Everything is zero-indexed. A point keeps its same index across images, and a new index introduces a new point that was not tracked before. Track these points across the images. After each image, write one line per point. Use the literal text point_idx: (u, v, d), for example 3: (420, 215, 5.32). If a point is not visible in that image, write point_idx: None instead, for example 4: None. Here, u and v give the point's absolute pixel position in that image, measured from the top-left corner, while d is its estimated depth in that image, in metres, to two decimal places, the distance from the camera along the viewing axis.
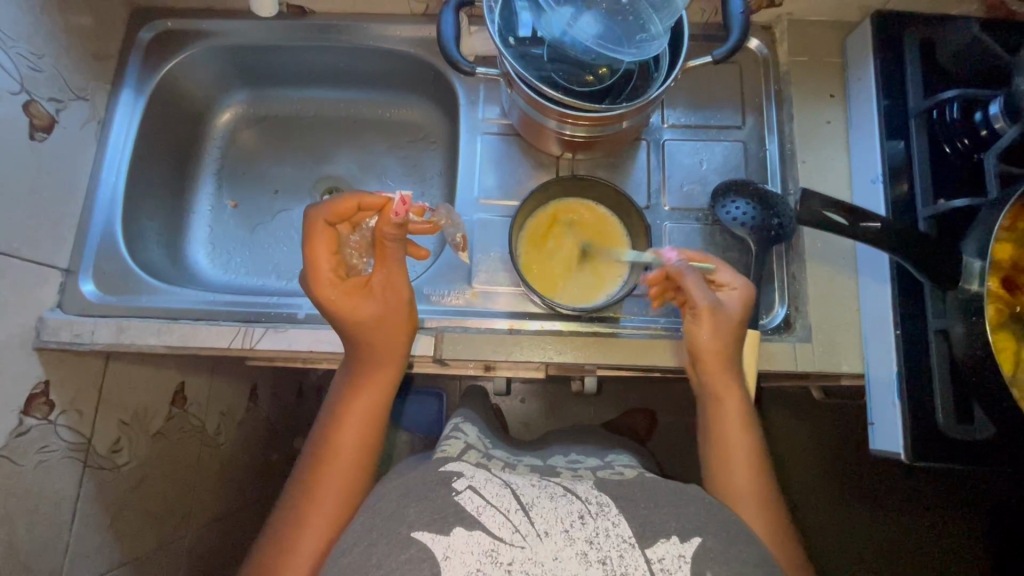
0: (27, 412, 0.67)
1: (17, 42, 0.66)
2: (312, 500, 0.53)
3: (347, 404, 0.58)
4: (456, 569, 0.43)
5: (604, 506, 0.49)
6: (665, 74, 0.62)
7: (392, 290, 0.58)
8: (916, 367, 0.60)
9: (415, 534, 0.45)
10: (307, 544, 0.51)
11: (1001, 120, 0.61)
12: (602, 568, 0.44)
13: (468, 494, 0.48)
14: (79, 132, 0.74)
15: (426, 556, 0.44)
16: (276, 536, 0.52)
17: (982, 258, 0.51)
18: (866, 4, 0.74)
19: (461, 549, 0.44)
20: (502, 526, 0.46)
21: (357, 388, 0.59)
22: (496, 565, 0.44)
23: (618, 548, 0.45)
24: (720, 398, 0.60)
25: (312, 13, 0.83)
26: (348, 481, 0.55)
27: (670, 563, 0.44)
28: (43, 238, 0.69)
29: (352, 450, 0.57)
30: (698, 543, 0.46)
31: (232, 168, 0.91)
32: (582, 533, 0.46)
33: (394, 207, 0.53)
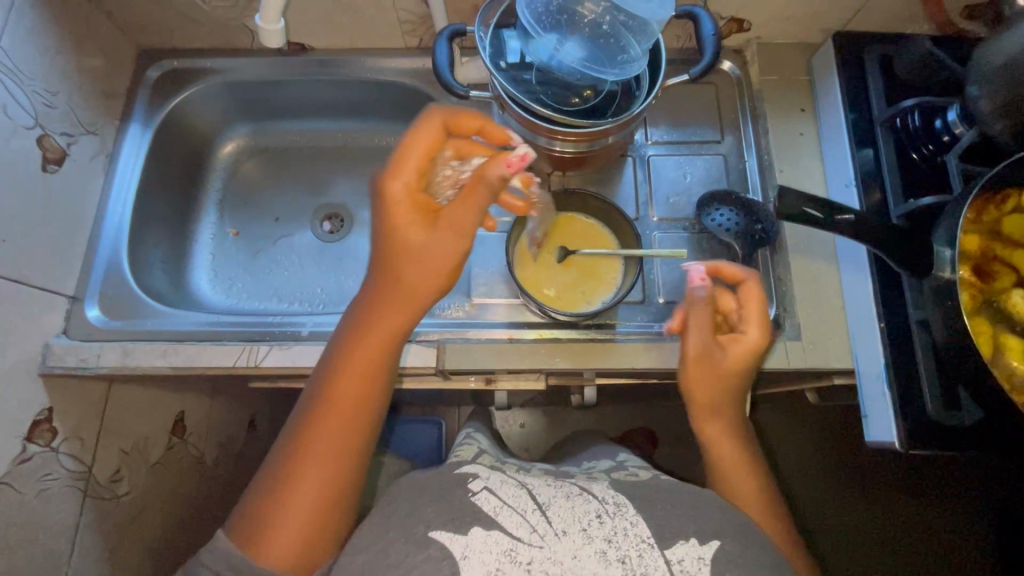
0: (31, 439, 0.67)
1: (35, 80, 0.69)
2: (304, 463, 0.50)
3: (351, 349, 0.54)
4: (475, 568, 0.44)
5: (622, 507, 0.50)
6: (645, 94, 0.68)
7: (457, 233, 0.52)
8: (902, 358, 0.63)
9: (433, 534, 0.46)
10: (297, 508, 0.49)
11: (959, 125, 0.66)
12: (620, 567, 0.45)
13: (485, 494, 0.50)
14: (88, 164, 0.76)
15: (444, 555, 0.45)
16: (263, 497, 0.50)
17: (953, 246, 0.54)
18: (828, 27, 0.80)
19: (479, 549, 0.45)
20: (520, 526, 0.47)
21: (363, 335, 0.54)
22: (515, 564, 0.45)
23: (636, 548, 0.46)
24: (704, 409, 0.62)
25: (311, 50, 0.87)
26: (341, 444, 0.52)
27: (689, 564, 0.46)
28: (52, 266, 0.70)
29: (346, 408, 0.53)
30: (716, 545, 0.47)
31: (234, 198, 0.94)
32: (600, 532, 0.47)
33: (511, 158, 0.51)
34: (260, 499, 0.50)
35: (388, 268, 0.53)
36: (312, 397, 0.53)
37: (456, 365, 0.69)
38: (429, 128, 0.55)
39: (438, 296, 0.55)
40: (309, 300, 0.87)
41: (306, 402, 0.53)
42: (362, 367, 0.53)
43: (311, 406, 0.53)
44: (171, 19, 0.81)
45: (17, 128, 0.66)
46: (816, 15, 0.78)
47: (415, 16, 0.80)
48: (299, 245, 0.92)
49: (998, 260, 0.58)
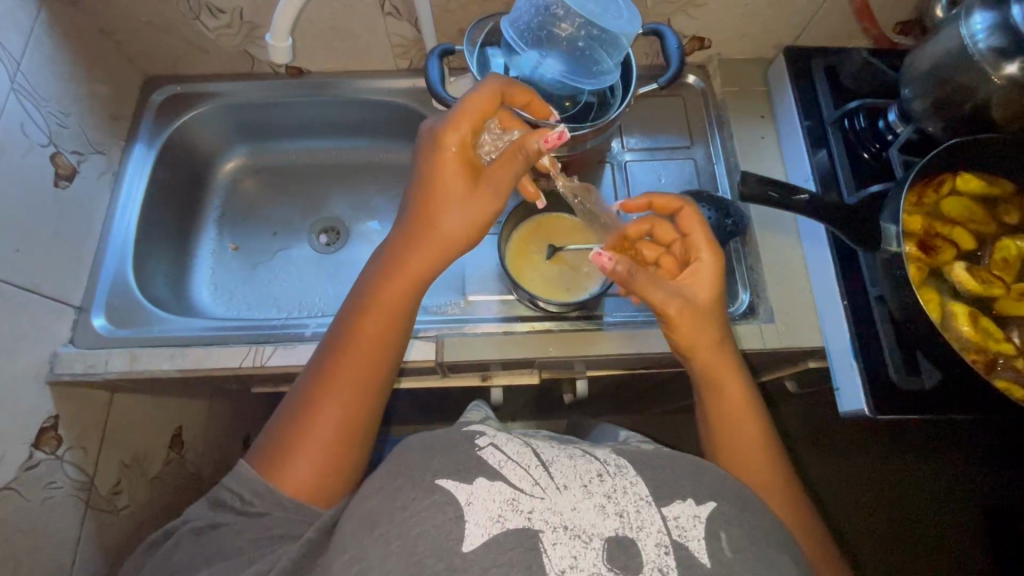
0: (37, 446, 0.68)
1: (50, 102, 0.73)
2: (322, 402, 0.56)
3: (380, 288, 0.59)
4: (478, 513, 0.48)
5: (623, 468, 0.53)
6: (620, 100, 0.76)
7: (495, 193, 0.60)
8: (865, 332, 0.69)
9: (439, 482, 0.50)
10: (313, 438, 0.55)
11: (899, 124, 0.75)
12: (618, 519, 0.48)
13: (490, 450, 0.53)
14: (95, 181, 0.80)
15: (449, 500, 0.49)
16: (285, 426, 0.56)
17: (896, 223, 0.60)
18: (779, 42, 0.89)
19: (482, 497, 0.49)
20: (523, 479, 0.51)
21: (388, 277, 0.60)
22: (516, 511, 0.48)
23: (635, 504, 0.49)
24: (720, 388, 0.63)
25: (308, 73, 0.93)
26: (358, 389, 0.57)
27: (685, 521, 0.49)
28: (60, 276, 0.73)
29: (367, 356, 0.58)
30: (712, 506, 0.50)
31: (234, 215, 0.98)
32: (601, 488, 0.50)
33: (551, 134, 0.59)
34: (282, 428, 0.56)
35: (426, 213, 0.60)
36: (341, 338, 0.59)
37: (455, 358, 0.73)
38: (489, 91, 0.60)
39: (464, 249, 0.61)
40: (307, 308, 0.91)
41: (333, 339, 0.59)
42: (385, 319, 0.59)
43: (335, 353, 0.58)
44: (176, 47, 0.87)
45: (32, 146, 0.70)
46: (768, 32, 0.87)
47: (406, 39, 0.87)
48: (297, 257, 0.95)
49: (942, 236, 0.65)
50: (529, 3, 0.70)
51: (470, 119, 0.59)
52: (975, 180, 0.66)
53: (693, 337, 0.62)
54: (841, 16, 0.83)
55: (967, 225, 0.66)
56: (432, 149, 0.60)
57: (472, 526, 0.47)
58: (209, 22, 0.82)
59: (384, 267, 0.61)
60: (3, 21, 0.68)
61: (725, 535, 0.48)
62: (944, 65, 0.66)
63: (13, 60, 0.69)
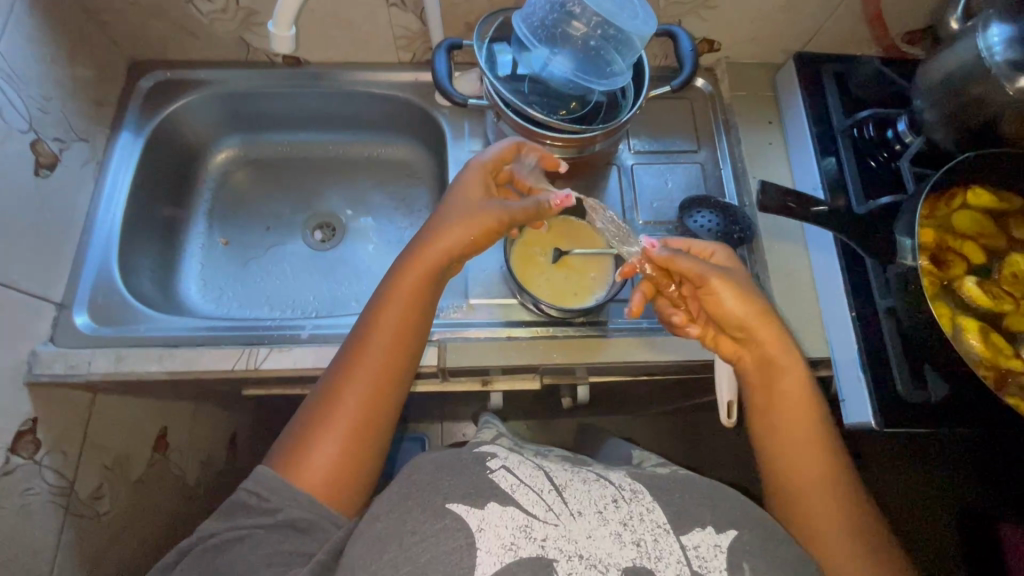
0: (14, 450, 0.64)
1: (31, 86, 0.69)
2: (343, 396, 0.58)
3: (399, 279, 0.63)
4: (491, 541, 0.47)
5: (639, 493, 0.53)
6: (632, 102, 0.73)
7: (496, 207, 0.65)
8: (874, 345, 0.68)
9: (450, 506, 0.49)
10: (331, 432, 0.56)
11: (908, 135, 0.75)
12: (635, 548, 0.48)
13: (502, 473, 0.53)
14: (79, 171, 0.76)
15: (460, 525, 0.48)
16: (304, 422, 0.58)
17: (911, 237, 0.60)
18: (789, 48, 0.88)
19: (495, 523, 0.48)
20: (536, 504, 0.50)
21: (406, 269, 0.63)
22: (530, 539, 0.48)
23: (652, 532, 0.49)
24: (782, 370, 0.63)
25: (306, 63, 0.90)
26: (373, 384, 0.59)
27: (705, 550, 0.49)
28: (41, 272, 0.69)
29: (385, 351, 0.60)
30: (734, 535, 0.50)
31: (224, 208, 0.94)
32: (616, 515, 0.50)
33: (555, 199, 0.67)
34: (302, 424, 0.58)
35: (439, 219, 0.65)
36: (365, 324, 0.62)
37: (456, 364, 0.71)
38: (508, 142, 0.70)
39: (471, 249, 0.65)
40: (300, 308, 0.87)
41: (358, 326, 0.62)
42: (402, 315, 0.62)
43: (354, 348, 0.60)
44: (167, 31, 0.82)
45: (12, 133, 0.66)
46: (778, 37, 0.86)
47: (411, 31, 0.84)
48: (290, 254, 0.92)
49: (953, 250, 0.65)
50: None
51: (489, 167, 0.69)
52: (987, 194, 0.66)
53: (743, 313, 0.63)
54: (852, 23, 0.83)
55: (978, 240, 0.66)
56: (456, 188, 0.68)
57: (484, 554, 0.46)
58: (202, 6, 0.78)
59: (399, 267, 0.64)
60: None
61: (748, 567, 0.48)
62: (958, 76, 0.65)
63: None
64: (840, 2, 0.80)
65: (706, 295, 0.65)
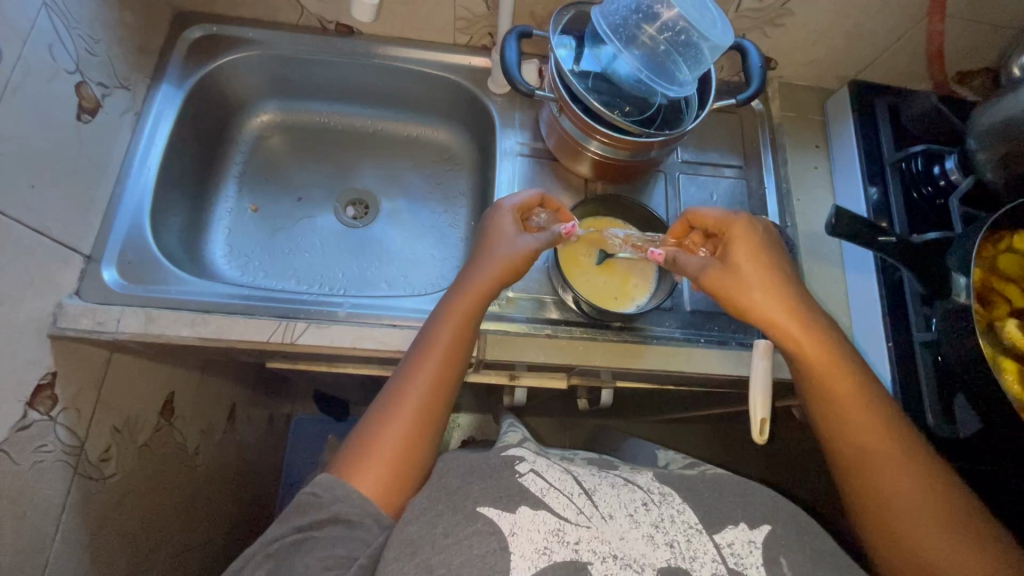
0: (32, 405, 0.61)
1: (79, 25, 0.66)
2: (403, 404, 0.59)
3: (453, 300, 0.65)
4: (524, 545, 0.46)
5: (668, 496, 0.52)
6: (697, 112, 0.72)
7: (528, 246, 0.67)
8: (907, 378, 0.70)
9: (481, 510, 0.48)
10: (390, 441, 0.57)
11: (956, 172, 0.75)
12: (669, 550, 0.47)
13: (532, 477, 0.52)
14: (117, 119, 0.73)
15: (493, 530, 0.47)
16: (366, 429, 0.58)
17: (967, 275, 0.61)
18: (844, 74, 0.88)
19: (527, 528, 0.47)
20: (566, 507, 0.50)
21: (459, 292, 0.66)
22: (563, 543, 0.47)
23: (685, 533, 0.49)
24: (829, 381, 0.58)
25: (358, 33, 0.87)
26: (431, 397, 0.60)
27: (740, 548, 0.48)
28: (72, 221, 0.66)
29: (441, 362, 0.61)
30: (768, 530, 0.49)
31: (257, 174, 0.91)
32: (647, 517, 0.50)
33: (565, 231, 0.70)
34: (363, 432, 0.58)
35: (484, 252, 0.68)
36: (425, 342, 0.63)
37: (496, 357, 0.71)
38: (529, 192, 0.72)
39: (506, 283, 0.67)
40: (328, 284, 0.85)
41: (417, 343, 0.63)
42: (458, 328, 0.63)
43: (413, 358, 0.62)
44: None
45: (59, 72, 0.63)
46: (836, 62, 0.86)
47: (473, 14, 0.82)
48: (321, 228, 0.89)
49: (996, 290, 0.66)
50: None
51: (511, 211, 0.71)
52: None
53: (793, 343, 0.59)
54: (912, 56, 0.83)
55: (1021, 283, 0.66)
56: (482, 232, 0.70)
57: (518, 558, 0.46)
58: None
59: (454, 289, 0.66)
60: None
61: (786, 562, 0.47)
62: (1017, 120, 0.66)
63: None
64: (903, 34, 0.80)
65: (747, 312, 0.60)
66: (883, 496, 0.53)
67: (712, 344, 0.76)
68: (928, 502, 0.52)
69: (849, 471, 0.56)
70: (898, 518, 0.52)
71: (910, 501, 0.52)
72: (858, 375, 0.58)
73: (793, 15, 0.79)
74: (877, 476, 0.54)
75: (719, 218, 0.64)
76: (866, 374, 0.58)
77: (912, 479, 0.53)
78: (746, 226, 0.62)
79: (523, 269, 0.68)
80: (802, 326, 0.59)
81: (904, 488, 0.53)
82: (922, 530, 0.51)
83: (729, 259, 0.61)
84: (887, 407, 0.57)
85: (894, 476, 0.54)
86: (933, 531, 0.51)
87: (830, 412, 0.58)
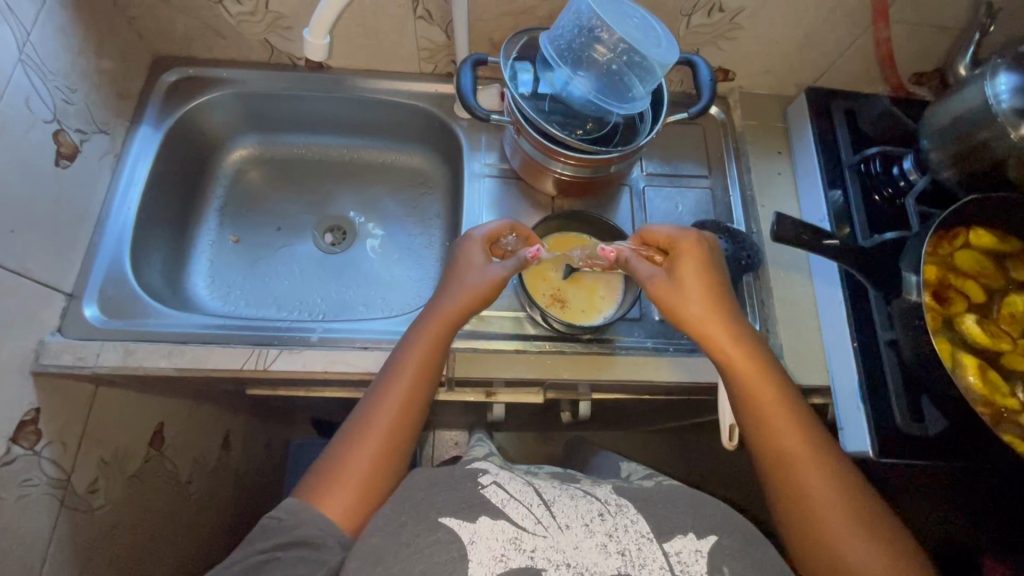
0: (16, 440, 0.63)
1: (57, 77, 0.70)
2: (371, 429, 0.61)
3: (424, 326, 0.66)
4: (482, 553, 0.48)
5: (623, 507, 0.54)
6: (650, 126, 0.75)
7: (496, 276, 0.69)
8: (874, 378, 0.70)
9: (443, 520, 0.50)
10: (358, 465, 0.59)
11: (914, 172, 0.77)
12: (620, 557, 0.49)
13: (494, 488, 0.54)
14: (97, 162, 0.76)
15: (452, 538, 0.49)
16: (334, 455, 0.60)
17: (916, 273, 0.62)
18: (801, 81, 0.90)
19: (486, 535, 0.49)
20: (525, 517, 0.52)
21: (430, 318, 0.67)
22: (519, 551, 0.49)
23: (636, 542, 0.50)
24: (749, 388, 0.60)
25: (328, 68, 0.90)
26: (399, 421, 0.62)
27: (687, 556, 0.50)
28: (53, 262, 0.69)
29: (410, 388, 0.63)
30: (712, 540, 0.51)
31: (237, 206, 0.94)
32: (602, 527, 0.51)
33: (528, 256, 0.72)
34: (332, 456, 0.60)
35: (456, 280, 0.69)
36: (394, 367, 0.64)
37: (464, 374, 0.73)
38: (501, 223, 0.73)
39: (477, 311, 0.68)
40: (307, 309, 0.87)
41: (387, 368, 0.65)
42: (429, 353, 0.65)
43: (382, 384, 0.63)
44: (192, 28, 0.83)
45: (35, 121, 0.66)
46: (791, 71, 0.89)
47: (435, 43, 0.85)
48: (300, 255, 0.92)
49: (954, 287, 0.67)
50: (573, 23, 0.69)
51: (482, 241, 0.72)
52: (987, 235, 0.68)
53: (724, 353, 0.61)
54: (864, 61, 0.85)
55: (980, 279, 0.68)
56: (455, 259, 0.72)
57: (475, 565, 0.48)
58: (231, 7, 0.79)
59: (425, 314, 0.68)
60: None
61: (729, 570, 0.49)
62: (965, 121, 0.67)
63: (22, 28, 0.65)
64: (853, 40, 0.82)
65: (693, 327, 0.62)
66: (804, 498, 0.55)
67: (681, 352, 0.77)
68: (840, 499, 0.55)
69: (774, 473, 0.58)
70: (812, 518, 0.55)
71: (823, 500, 0.55)
72: (776, 381, 0.60)
73: (742, 29, 0.81)
74: (800, 478, 0.56)
75: (670, 234, 0.66)
76: (785, 380, 0.61)
77: (824, 479, 0.56)
78: (696, 244, 0.64)
79: (492, 298, 0.69)
80: (729, 337, 0.61)
81: (820, 489, 0.55)
82: (835, 529, 0.53)
83: (676, 274, 0.63)
84: (802, 410, 0.60)
85: (814, 481, 0.56)
86: (856, 537, 0.53)
87: (756, 417, 0.59)
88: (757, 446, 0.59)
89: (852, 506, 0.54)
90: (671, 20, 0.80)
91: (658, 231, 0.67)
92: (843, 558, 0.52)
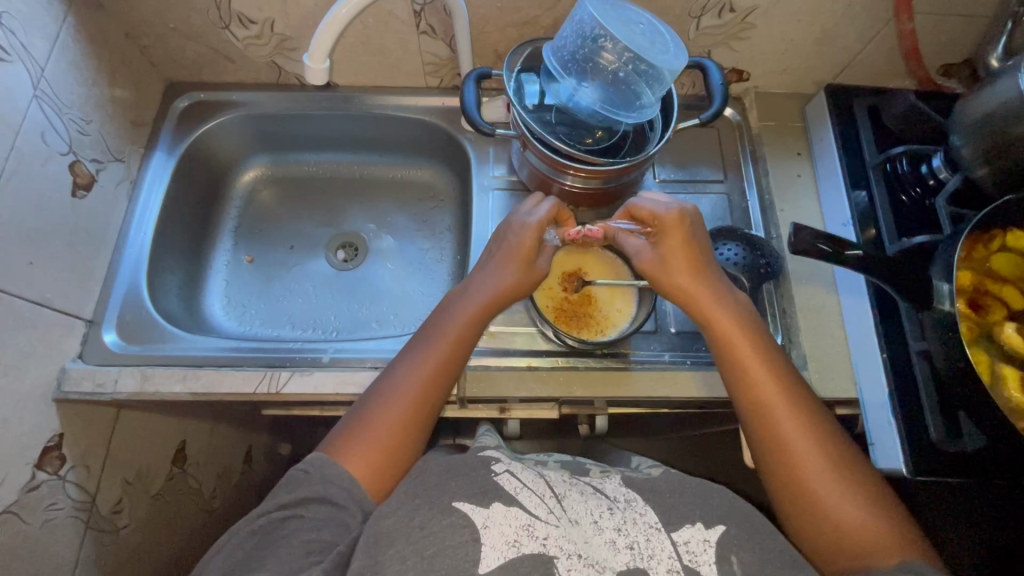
0: (40, 466, 0.65)
1: (72, 110, 0.72)
2: (396, 392, 0.61)
3: (457, 304, 0.67)
4: (495, 537, 0.47)
5: (631, 501, 0.52)
6: (660, 134, 0.72)
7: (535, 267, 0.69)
8: (906, 388, 0.66)
9: (456, 505, 0.49)
10: (377, 434, 0.58)
11: (944, 170, 0.73)
12: (629, 552, 0.48)
13: (507, 476, 0.53)
14: (114, 190, 0.78)
15: (466, 523, 0.48)
16: (355, 417, 0.60)
17: (949, 282, 0.59)
18: (820, 79, 0.87)
19: (499, 521, 0.48)
20: (538, 506, 0.50)
21: (466, 297, 0.67)
22: (532, 538, 0.47)
23: (644, 533, 0.49)
24: (748, 362, 0.61)
25: (335, 85, 0.91)
26: (422, 393, 0.61)
27: (694, 546, 0.48)
28: (72, 289, 0.71)
29: (437, 360, 0.63)
30: (723, 530, 0.49)
31: (250, 226, 0.95)
32: (611, 522, 0.50)
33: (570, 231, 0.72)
34: (351, 424, 0.59)
35: (496, 264, 0.69)
36: (424, 340, 0.64)
37: (476, 392, 0.72)
38: (552, 207, 0.71)
39: (515, 297, 0.68)
40: (322, 327, 0.88)
41: (416, 341, 0.65)
42: (457, 327, 0.65)
43: (406, 357, 0.63)
44: (202, 55, 0.84)
45: (52, 155, 0.68)
46: (810, 69, 0.85)
47: (440, 58, 0.84)
48: (313, 272, 0.92)
49: (990, 293, 0.63)
50: (576, 33, 0.67)
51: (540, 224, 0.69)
52: None
53: (730, 329, 0.63)
54: (887, 55, 0.82)
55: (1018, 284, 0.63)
56: (500, 241, 0.70)
57: (488, 549, 0.47)
58: (238, 32, 0.80)
59: (458, 294, 0.68)
60: (31, 26, 0.67)
61: (737, 560, 0.47)
62: (998, 116, 0.63)
63: (37, 65, 0.67)
64: (874, 34, 0.79)
65: (693, 305, 0.64)
66: (807, 471, 0.55)
67: (699, 366, 0.74)
68: (839, 467, 0.56)
69: (766, 446, 0.58)
70: (801, 477, 0.55)
71: (825, 473, 0.55)
72: (772, 355, 0.62)
73: (755, 29, 0.78)
74: (803, 453, 0.56)
75: (654, 211, 0.66)
76: (784, 361, 0.63)
77: (816, 441, 0.57)
78: (679, 220, 0.65)
79: (532, 286, 0.69)
80: (726, 315, 0.63)
81: (822, 462, 0.56)
82: (832, 497, 0.54)
83: (661, 250, 0.66)
84: (800, 383, 0.61)
85: (816, 455, 0.56)
86: (855, 508, 0.53)
87: (750, 391, 0.60)
88: (744, 412, 0.60)
89: (852, 478, 0.55)
90: (679, 23, 0.78)
91: (641, 208, 0.67)
92: (839, 526, 0.53)
